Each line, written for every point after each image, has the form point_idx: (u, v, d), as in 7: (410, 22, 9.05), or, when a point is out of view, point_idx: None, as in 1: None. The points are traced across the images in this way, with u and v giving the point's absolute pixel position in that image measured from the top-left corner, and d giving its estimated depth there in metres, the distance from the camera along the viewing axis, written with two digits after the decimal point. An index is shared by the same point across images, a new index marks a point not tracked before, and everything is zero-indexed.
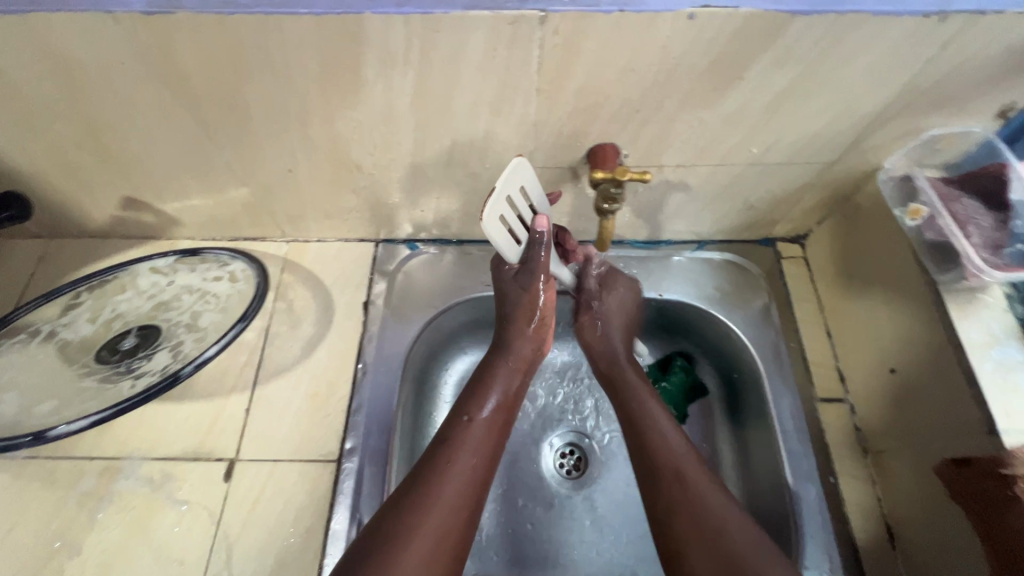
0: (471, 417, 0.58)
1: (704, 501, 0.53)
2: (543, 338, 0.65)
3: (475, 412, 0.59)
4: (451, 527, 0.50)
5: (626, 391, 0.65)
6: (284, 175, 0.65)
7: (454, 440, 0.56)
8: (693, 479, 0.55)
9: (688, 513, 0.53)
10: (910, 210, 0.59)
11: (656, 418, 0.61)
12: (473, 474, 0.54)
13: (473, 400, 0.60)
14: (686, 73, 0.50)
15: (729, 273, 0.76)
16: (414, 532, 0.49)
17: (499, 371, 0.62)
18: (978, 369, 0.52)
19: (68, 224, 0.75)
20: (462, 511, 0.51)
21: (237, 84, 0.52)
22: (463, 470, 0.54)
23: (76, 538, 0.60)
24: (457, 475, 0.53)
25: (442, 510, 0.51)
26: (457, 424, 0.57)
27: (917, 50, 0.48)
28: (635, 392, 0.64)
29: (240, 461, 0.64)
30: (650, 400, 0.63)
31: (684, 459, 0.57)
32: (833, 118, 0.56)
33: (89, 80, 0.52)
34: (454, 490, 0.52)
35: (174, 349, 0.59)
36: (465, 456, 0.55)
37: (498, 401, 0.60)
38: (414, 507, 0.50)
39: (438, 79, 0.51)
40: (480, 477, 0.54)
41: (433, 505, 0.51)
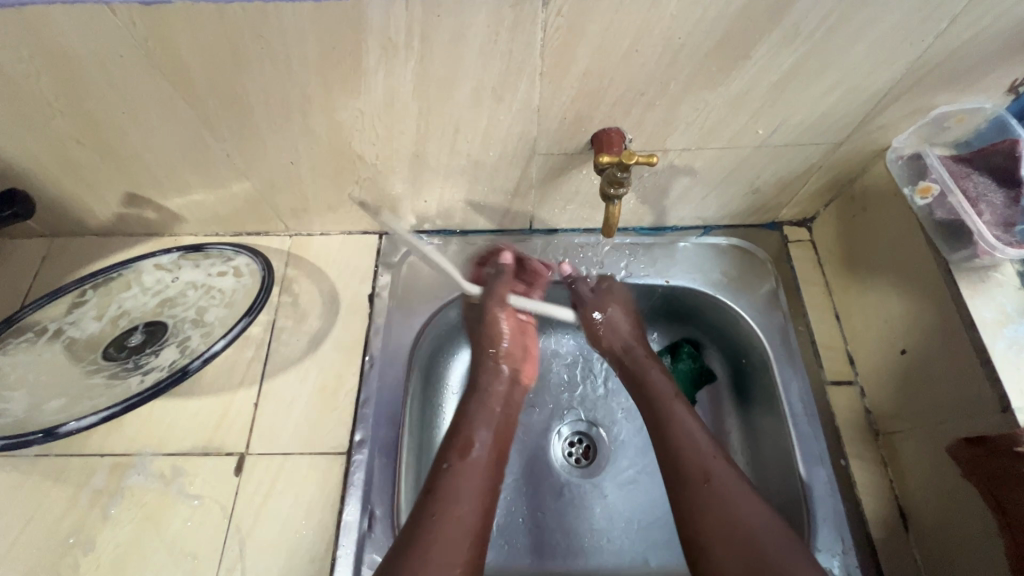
0: (453, 463, 0.57)
1: (730, 498, 0.52)
2: (515, 370, 0.69)
3: (458, 457, 0.57)
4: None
5: (652, 390, 0.64)
6: (286, 168, 0.64)
7: (440, 492, 0.54)
8: (720, 476, 0.54)
9: (714, 513, 0.52)
10: (920, 187, 0.58)
11: (680, 419, 0.60)
12: (466, 530, 0.51)
13: (456, 448, 0.58)
14: (691, 54, 0.50)
15: (736, 258, 0.76)
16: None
17: (478, 411, 0.63)
18: (991, 348, 0.51)
19: (71, 222, 0.75)
20: (454, 567, 0.48)
21: (237, 75, 0.51)
22: (453, 521, 0.51)
23: (89, 534, 0.60)
24: (446, 527, 0.51)
25: (435, 567, 0.48)
26: (439, 473, 0.56)
27: (929, 24, 0.47)
28: (660, 395, 0.63)
29: (250, 456, 0.64)
30: (677, 402, 0.62)
31: (711, 459, 0.56)
32: (841, 97, 0.55)
33: (88, 74, 0.51)
34: (448, 542, 0.50)
35: (181, 345, 0.59)
36: (452, 505, 0.52)
37: (487, 439, 0.60)
38: (407, 567, 0.47)
39: (439, 64, 0.50)
40: (472, 530, 0.52)
41: (425, 564, 0.48)
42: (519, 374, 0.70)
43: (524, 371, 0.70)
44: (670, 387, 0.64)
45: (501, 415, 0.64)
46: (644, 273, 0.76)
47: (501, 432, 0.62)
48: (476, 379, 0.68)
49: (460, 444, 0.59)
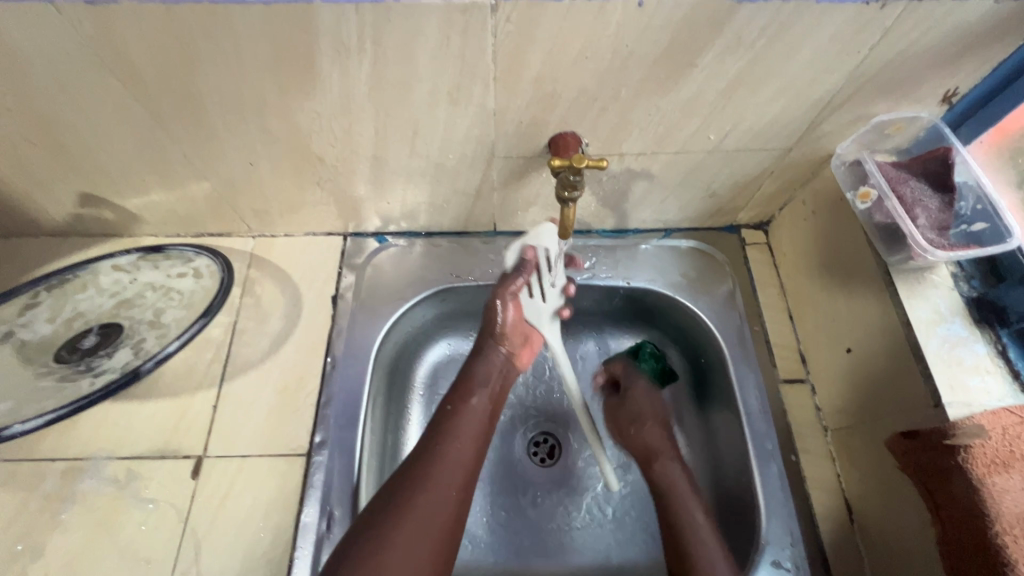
0: (456, 406, 0.59)
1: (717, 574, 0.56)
2: (510, 353, 0.66)
3: (460, 402, 0.59)
4: (439, 516, 0.50)
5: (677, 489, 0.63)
6: (245, 169, 0.64)
7: (440, 428, 0.57)
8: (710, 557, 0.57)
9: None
10: (861, 193, 0.60)
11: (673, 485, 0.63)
12: (462, 462, 0.54)
13: (458, 393, 0.61)
14: (639, 62, 0.51)
15: (695, 260, 0.78)
16: (413, 507, 0.50)
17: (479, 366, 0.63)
18: (924, 345, 0.54)
19: (25, 222, 0.73)
20: (450, 489, 0.52)
21: (190, 75, 0.51)
22: (450, 460, 0.54)
23: (38, 540, 0.59)
24: (441, 460, 0.54)
25: (434, 486, 0.52)
26: (445, 415, 0.58)
27: (861, 37, 0.50)
28: (682, 496, 0.62)
29: (208, 458, 0.64)
30: (695, 503, 0.62)
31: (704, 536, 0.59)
32: (786, 105, 0.57)
33: (35, 73, 0.51)
34: (444, 474, 0.53)
35: (135, 346, 0.59)
36: (451, 442, 0.55)
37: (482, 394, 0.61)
38: (410, 483, 0.51)
39: (394, 68, 0.51)
40: (465, 464, 0.54)
41: (427, 481, 0.52)
42: (515, 356, 0.66)
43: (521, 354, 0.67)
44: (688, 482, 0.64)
45: (495, 379, 0.63)
46: (607, 275, 0.77)
47: (494, 390, 0.63)
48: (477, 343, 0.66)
49: (460, 392, 0.61)
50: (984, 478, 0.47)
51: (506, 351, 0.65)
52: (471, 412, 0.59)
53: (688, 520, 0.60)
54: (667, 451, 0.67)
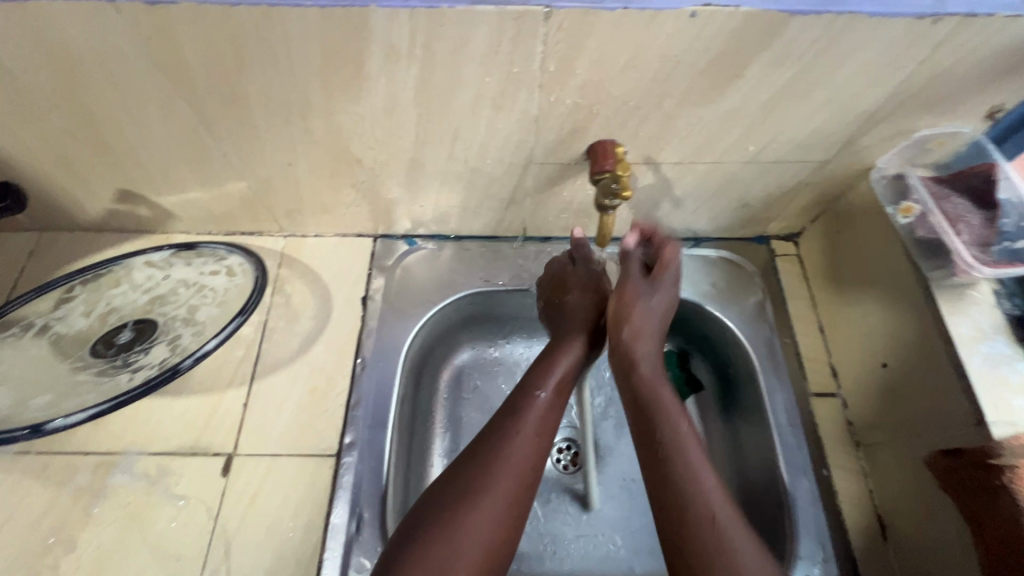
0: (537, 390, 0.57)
1: (734, 548, 0.47)
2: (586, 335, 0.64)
3: (542, 385, 0.58)
4: (510, 504, 0.50)
5: (659, 410, 0.56)
6: (283, 169, 0.65)
7: (517, 410, 0.56)
8: (724, 520, 0.49)
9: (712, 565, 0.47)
10: (902, 207, 0.61)
11: (682, 445, 0.53)
12: (536, 450, 0.53)
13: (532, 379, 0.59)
14: (685, 72, 0.51)
15: (724, 269, 0.78)
16: (485, 492, 0.50)
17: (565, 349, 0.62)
18: (967, 362, 0.53)
19: (60, 217, 0.74)
20: (521, 480, 0.51)
21: (239, 75, 0.52)
22: (521, 448, 0.53)
23: (70, 534, 0.59)
24: (516, 446, 0.53)
25: (508, 471, 0.51)
26: (524, 395, 0.57)
27: (910, 52, 0.50)
28: (675, 437, 0.54)
29: (238, 456, 0.64)
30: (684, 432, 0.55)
31: (713, 496, 0.50)
32: (827, 118, 0.57)
33: (88, 71, 0.51)
34: (515, 460, 0.52)
35: (172, 343, 0.59)
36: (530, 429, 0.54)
37: (562, 376, 0.59)
38: (481, 466, 0.51)
39: (441, 73, 0.51)
40: (537, 451, 0.54)
41: (501, 466, 0.51)
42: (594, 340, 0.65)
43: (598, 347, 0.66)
44: (679, 409, 0.57)
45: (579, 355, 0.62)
46: None
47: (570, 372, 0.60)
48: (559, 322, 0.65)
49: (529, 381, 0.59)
50: None
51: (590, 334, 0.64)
52: (550, 403, 0.57)
53: (680, 445, 0.53)
54: (655, 328, 0.62)
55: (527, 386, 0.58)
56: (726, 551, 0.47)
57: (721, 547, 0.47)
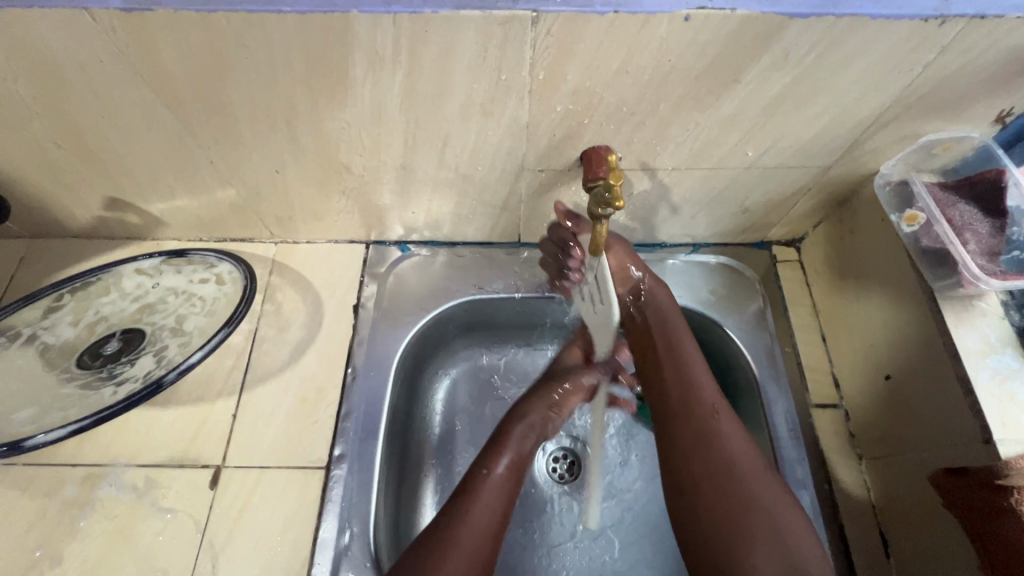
0: (488, 470, 0.57)
1: (734, 447, 0.53)
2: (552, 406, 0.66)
3: (492, 465, 0.58)
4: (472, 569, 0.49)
5: (670, 326, 0.62)
6: (271, 176, 0.63)
7: (472, 491, 0.55)
8: (725, 422, 0.55)
9: (716, 456, 0.53)
10: (907, 215, 0.58)
11: (689, 357, 0.60)
12: (489, 530, 0.53)
13: (486, 458, 0.59)
14: (680, 77, 0.49)
15: (724, 276, 0.76)
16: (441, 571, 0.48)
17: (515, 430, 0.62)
18: (974, 378, 0.51)
19: (50, 224, 0.73)
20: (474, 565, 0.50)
21: (221, 83, 0.50)
22: (476, 522, 0.52)
23: (57, 547, 0.59)
24: (469, 527, 0.52)
25: (462, 553, 0.50)
26: (476, 475, 0.57)
27: (916, 55, 0.48)
28: (681, 350, 0.60)
29: (227, 468, 0.63)
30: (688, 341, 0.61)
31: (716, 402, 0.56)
32: (830, 123, 0.55)
33: (69, 80, 0.50)
34: (471, 534, 0.51)
35: (157, 354, 0.59)
36: (481, 508, 0.54)
37: (512, 459, 0.59)
38: (434, 549, 0.50)
39: (428, 79, 0.50)
40: (493, 527, 0.53)
41: (456, 546, 0.50)
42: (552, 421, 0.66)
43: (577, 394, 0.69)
44: (684, 328, 0.63)
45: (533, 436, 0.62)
46: None
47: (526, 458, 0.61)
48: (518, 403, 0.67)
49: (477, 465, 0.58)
50: None
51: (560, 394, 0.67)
52: (502, 480, 0.57)
53: (686, 359, 0.59)
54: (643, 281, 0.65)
55: (474, 467, 0.58)
56: (718, 440, 0.54)
57: (713, 433, 0.54)
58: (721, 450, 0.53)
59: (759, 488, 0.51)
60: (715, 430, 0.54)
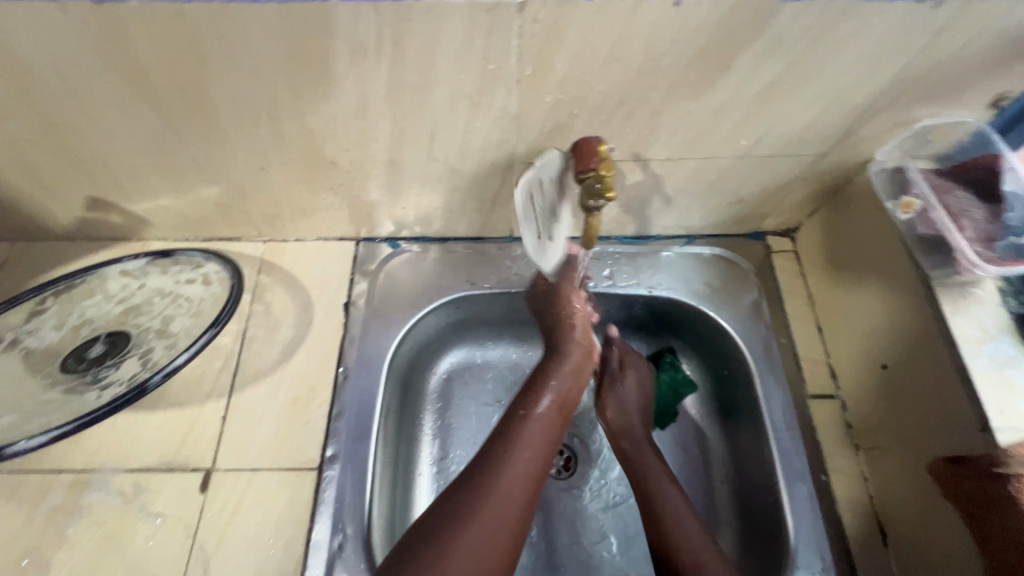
0: (527, 413, 0.56)
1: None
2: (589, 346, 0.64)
3: (531, 408, 0.56)
4: (499, 527, 0.47)
5: (646, 469, 0.62)
6: (256, 173, 0.62)
7: (510, 436, 0.53)
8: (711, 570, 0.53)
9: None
10: (903, 203, 0.58)
11: (677, 508, 0.58)
12: (529, 471, 0.51)
13: (526, 398, 0.58)
14: (671, 64, 0.48)
15: (718, 268, 0.75)
16: (474, 520, 0.47)
17: (554, 374, 0.60)
18: (971, 365, 0.51)
19: (30, 225, 0.71)
20: (510, 514, 0.48)
21: (200, 76, 0.49)
22: (517, 464, 0.51)
23: (43, 556, 0.58)
24: (511, 473, 0.50)
25: (500, 497, 0.49)
26: (514, 418, 0.55)
27: (910, 38, 0.47)
28: (665, 491, 0.60)
29: (217, 471, 0.62)
30: (670, 484, 0.61)
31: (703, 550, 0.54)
32: (823, 110, 0.54)
33: (42, 76, 0.49)
34: (512, 480, 0.50)
35: (143, 357, 0.57)
36: (519, 453, 0.52)
37: (554, 399, 0.58)
38: (468, 495, 0.48)
39: (413, 70, 0.48)
40: (531, 476, 0.51)
41: (490, 493, 0.49)
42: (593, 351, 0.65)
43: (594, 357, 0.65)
44: (667, 473, 0.62)
45: (571, 375, 0.61)
46: (627, 283, 0.74)
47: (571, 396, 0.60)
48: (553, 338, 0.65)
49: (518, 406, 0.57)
50: None
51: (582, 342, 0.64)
52: (547, 418, 0.56)
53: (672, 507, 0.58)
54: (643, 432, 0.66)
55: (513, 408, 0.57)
56: None
57: None
58: None
59: None
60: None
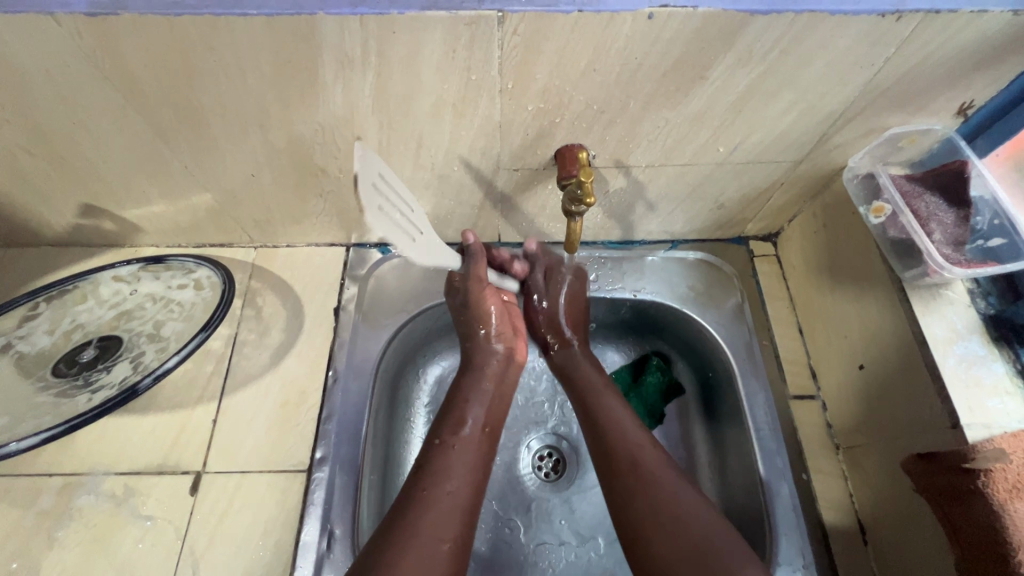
0: (445, 439, 0.60)
1: (659, 482, 0.55)
2: (509, 349, 0.70)
3: (450, 433, 0.60)
4: (435, 557, 0.50)
5: (586, 380, 0.68)
6: (247, 180, 0.63)
7: (434, 466, 0.57)
8: (647, 463, 0.57)
9: (643, 495, 0.54)
10: (874, 207, 0.59)
11: (615, 414, 0.62)
12: (457, 498, 0.55)
13: (449, 424, 0.61)
14: (648, 74, 0.50)
15: (702, 272, 0.77)
16: (406, 550, 0.49)
17: (473, 395, 0.65)
18: (942, 364, 0.52)
19: (25, 232, 0.72)
20: (443, 540, 0.51)
21: (190, 86, 0.50)
22: (445, 494, 0.54)
23: (33, 559, 0.58)
24: (439, 500, 0.54)
25: (430, 528, 0.51)
26: (433, 448, 0.59)
27: (876, 49, 0.49)
28: (596, 392, 0.66)
29: (207, 474, 0.63)
30: (608, 393, 0.66)
31: (642, 449, 0.58)
32: (797, 118, 0.56)
33: (37, 86, 0.50)
34: (438, 512, 0.53)
35: (134, 360, 0.58)
36: (442, 482, 0.55)
37: (476, 420, 0.62)
38: (402, 527, 0.51)
39: (398, 80, 0.50)
40: (462, 504, 0.55)
41: (419, 528, 0.51)
42: (513, 353, 0.70)
43: (518, 349, 0.71)
44: (604, 383, 0.68)
45: (491, 394, 0.66)
46: (612, 287, 0.76)
47: (492, 412, 0.65)
48: (469, 357, 0.69)
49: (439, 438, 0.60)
50: (1008, 504, 0.45)
51: (502, 348, 0.70)
52: (472, 441, 0.60)
53: (609, 415, 0.63)
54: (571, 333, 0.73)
55: (436, 439, 0.60)
56: (645, 487, 0.55)
57: (638, 482, 0.55)
58: (653, 496, 0.54)
59: (693, 520, 0.51)
60: (648, 477, 0.56)
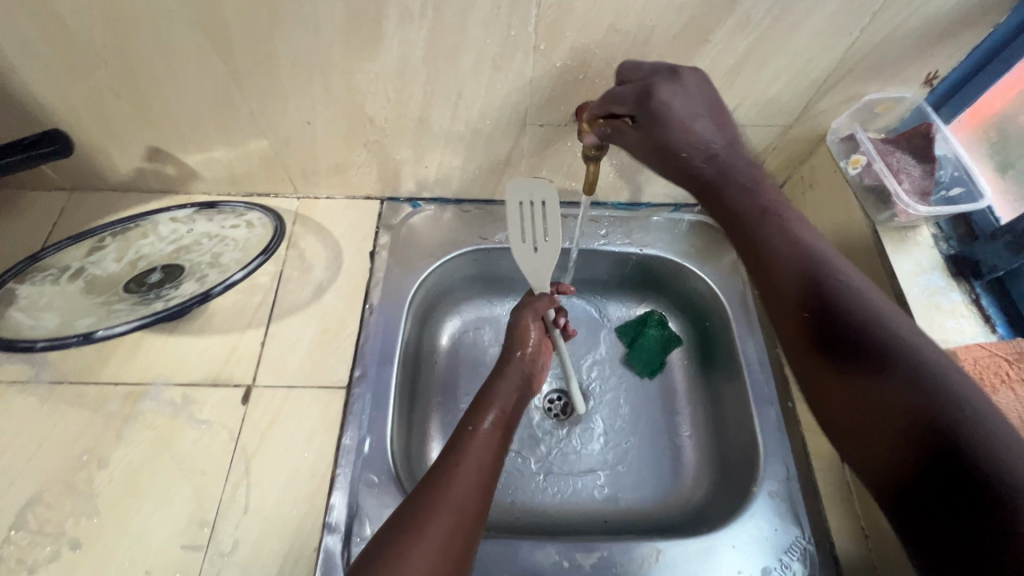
0: (475, 428, 0.59)
1: (887, 333, 0.44)
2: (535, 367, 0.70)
3: (477, 423, 0.60)
4: (458, 529, 0.48)
5: (738, 208, 0.54)
6: (302, 127, 0.72)
7: (458, 448, 0.56)
8: (853, 313, 0.46)
9: (865, 347, 0.44)
10: (852, 160, 0.69)
11: (790, 248, 0.52)
12: (479, 477, 0.53)
13: (474, 414, 0.61)
14: (660, 36, 0.59)
15: (701, 232, 0.86)
16: (431, 517, 0.48)
17: (497, 394, 0.64)
18: (908, 292, 0.61)
19: (93, 175, 0.80)
20: (466, 511, 0.49)
21: (270, 33, 0.59)
22: (468, 471, 0.53)
23: (102, 453, 0.65)
24: (462, 476, 0.52)
25: (455, 498, 0.50)
26: (463, 434, 0.58)
27: (853, 20, 0.57)
28: (762, 230, 0.53)
29: (257, 387, 0.70)
30: (783, 221, 0.53)
31: (818, 279, 0.49)
32: (787, 83, 0.65)
33: (137, 29, 0.58)
34: (465, 486, 0.51)
35: (199, 279, 0.66)
36: (464, 460, 0.54)
37: (497, 416, 0.61)
38: (429, 497, 0.49)
39: (449, 33, 0.58)
40: (482, 481, 0.53)
41: (443, 496, 0.50)
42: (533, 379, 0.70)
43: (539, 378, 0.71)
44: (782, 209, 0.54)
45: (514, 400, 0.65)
46: (621, 242, 0.84)
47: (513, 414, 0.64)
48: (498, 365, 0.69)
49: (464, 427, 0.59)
50: None
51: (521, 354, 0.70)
52: (490, 435, 0.59)
53: (786, 250, 0.51)
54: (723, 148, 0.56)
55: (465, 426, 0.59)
56: (873, 339, 0.44)
57: (860, 340, 0.45)
58: (880, 336, 0.44)
59: (914, 357, 0.43)
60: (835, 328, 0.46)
